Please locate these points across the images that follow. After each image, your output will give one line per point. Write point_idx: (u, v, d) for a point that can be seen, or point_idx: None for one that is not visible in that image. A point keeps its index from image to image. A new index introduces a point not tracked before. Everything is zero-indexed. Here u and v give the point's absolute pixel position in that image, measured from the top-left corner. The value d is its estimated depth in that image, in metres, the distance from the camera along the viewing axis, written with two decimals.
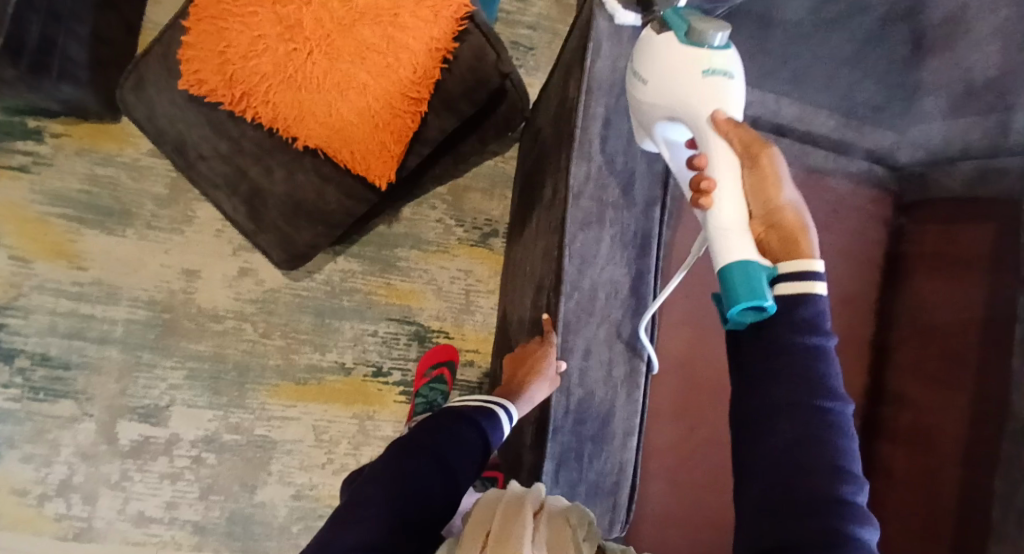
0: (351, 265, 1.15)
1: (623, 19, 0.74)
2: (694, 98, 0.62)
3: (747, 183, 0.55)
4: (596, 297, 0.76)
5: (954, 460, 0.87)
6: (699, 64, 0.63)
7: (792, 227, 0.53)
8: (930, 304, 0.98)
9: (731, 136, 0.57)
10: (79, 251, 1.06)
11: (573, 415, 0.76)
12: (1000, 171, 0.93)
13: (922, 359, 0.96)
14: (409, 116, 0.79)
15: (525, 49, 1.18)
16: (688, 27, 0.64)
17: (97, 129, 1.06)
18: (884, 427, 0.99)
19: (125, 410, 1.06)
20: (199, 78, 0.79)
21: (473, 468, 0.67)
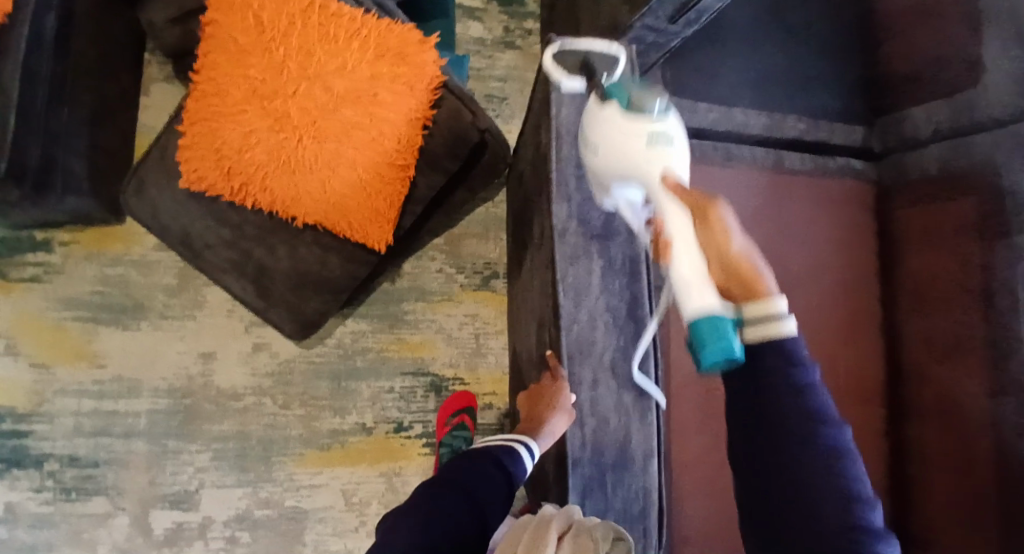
0: (360, 325, 1.18)
1: (569, 86, 0.77)
2: (642, 162, 0.63)
3: (703, 238, 0.57)
4: (596, 328, 0.77)
5: (983, 431, 0.94)
6: (643, 130, 0.64)
7: (750, 274, 0.57)
8: (930, 279, 1.06)
9: (682, 196, 0.59)
10: (97, 350, 1.08)
11: (590, 445, 0.77)
12: (967, 149, 1.03)
13: (929, 341, 1.05)
14: (399, 182, 0.83)
15: (499, 99, 1.26)
16: (627, 96, 0.66)
17: (102, 232, 1.09)
18: (908, 408, 1.07)
19: (156, 499, 1.07)
20: (198, 176, 0.83)
21: (499, 499, 0.69)
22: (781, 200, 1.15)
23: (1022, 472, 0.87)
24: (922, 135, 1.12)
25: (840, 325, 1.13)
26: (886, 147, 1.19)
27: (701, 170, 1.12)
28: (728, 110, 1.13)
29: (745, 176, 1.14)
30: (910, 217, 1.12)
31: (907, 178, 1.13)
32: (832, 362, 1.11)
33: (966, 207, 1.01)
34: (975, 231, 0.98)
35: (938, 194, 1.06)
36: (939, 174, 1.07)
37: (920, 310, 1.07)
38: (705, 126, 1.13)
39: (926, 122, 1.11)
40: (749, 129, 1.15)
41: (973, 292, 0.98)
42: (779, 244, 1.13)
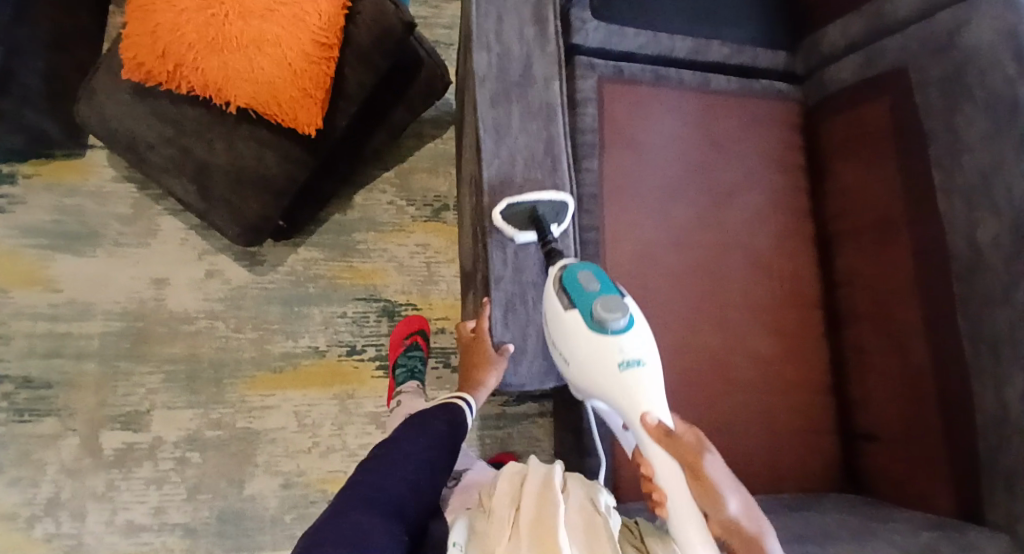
0: (313, 254, 1.20)
1: (524, 239, 0.80)
2: (625, 398, 0.74)
3: (697, 495, 0.66)
4: (515, 161, 0.82)
5: (914, 322, 0.92)
6: (614, 357, 0.74)
7: (750, 535, 0.63)
8: (853, 187, 1.07)
9: (669, 446, 0.69)
10: (52, 275, 1.12)
11: (511, 265, 0.81)
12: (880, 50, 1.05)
13: (860, 243, 1.04)
14: (324, 63, 0.90)
15: (445, 45, 1.34)
16: (592, 309, 0.74)
17: (62, 164, 1.15)
18: (847, 316, 1.05)
19: (106, 420, 1.08)
20: (137, 61, 0.90)
21: (446, 444, 0.82)
22: (713, 117, 1.14)
23: (962, 355, 0.85)
24: (839, 50, 1.14)
25: (778, 240, 1.11)
26: (808, 67, 1.21)
27: (631, 91, 1.10)
28: (656, 36, 1.13)
29: (673, 93, 1.13)
30: (835, 130, 1.12)
31: (827, 94, 1.15)
32: (775, 272, 1.09)
33: (882, 107, 1.02)
34: (892, 126, 1.00)
35: (858, 99, 1.08)
36: (858, 81, 1.09)
37: (851, 218, 1.07)
38: (633, 50, 1.12)
39: (841, 36, 1.13)
40: (674, 53, 1.14)
41: (898, 183, 0.97)
42: (712, 162, 1.11)
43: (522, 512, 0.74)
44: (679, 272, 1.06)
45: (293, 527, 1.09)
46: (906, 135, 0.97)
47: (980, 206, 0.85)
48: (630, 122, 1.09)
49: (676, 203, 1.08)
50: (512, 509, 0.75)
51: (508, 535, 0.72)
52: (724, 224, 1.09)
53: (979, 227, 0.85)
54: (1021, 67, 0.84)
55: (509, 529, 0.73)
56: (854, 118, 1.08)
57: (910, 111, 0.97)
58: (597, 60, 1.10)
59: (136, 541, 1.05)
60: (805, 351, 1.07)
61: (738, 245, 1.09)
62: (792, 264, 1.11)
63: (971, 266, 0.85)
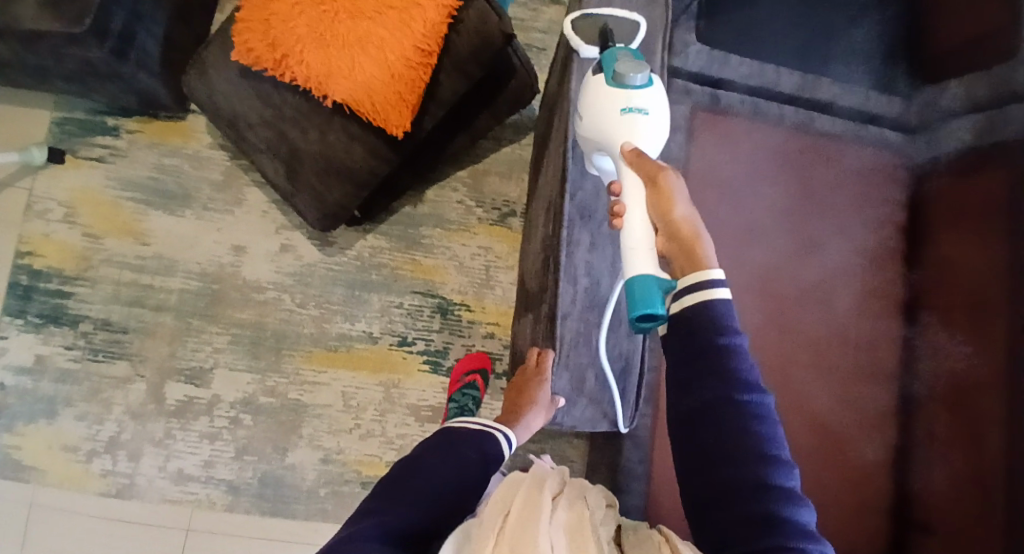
0: (379, 242, 1.24)
1: (587, 52, 0.82)
2: (613, 134, 0.73)
3: (651, 204, 0.67)
4: (597, 199, 0.85)
5: (994, 419, 0.85)
6: (620, 102, 0.73)
7: (687, 235, 0.65)
8: (955, 257, 0.99)
9: (638, 170, 0.69)
10: (144, 229, 1.19)
11: (578, 302, 0.84)
12: (1000, 115, 0.97)
13: (950, 317, 0.97)
14: (421, 69, 0.91)
15: (538, 50, 1.34)
16: (614, 70, 0.73)
17: (166, 125, 1.21)
18: (923, 392, 0.98)
19: (173, 372, 1.15)
20: (248, 47, 0.94)
21: (472, 478, 0.79)
22: (809, 160, 1.09)
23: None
24: (957, 106, 1.05)
25: (857, 296, 1.06)
26: (923, 121, 1.11)
27: (724, 122, 1.09)
28: (761, 67, 1.10)
29: (771, 130, 1.09)
30: (940, 194, 1.05)
31: (939, 152, 1.07)
32: (849, 330, 1.05)
33: (996, 181, 0.94)
34: (1004, 199, 0.92)
35: (971, 165, 1.00)
36: (977, 144, 1.00)
37: (946, 292, 0.99)
38: (736, 79, 1.10)
39: (962, 95, 1.04)
40: (779, 87, 1.10)
41: (1002, 264, 0.90)
42: (798, 204, 1.08)
43: (510, 520, 0.71)
44: (743, 315, 1.03)
45: (325, 501, 1.14)
46: (1017, 212, 0.89)
47: None
48: (719, 154, 1.07)
49: (753, 243, 1.06)
50: (501, 516, 0.72)
51: (495, 539, 0.69)
52: (799, 271, 1.06)
53: None
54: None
55: (496, 535, 0.69)
56: (967, 184, 1.00)
57: (1023, 189, 0.89)
58: (693, 84, 1.10)
59: (183, 489, 1.12)
60: (870, 418, 1.02)
61: (811, 295, 1.05)
62: (870, 322, 1.05)
63: None
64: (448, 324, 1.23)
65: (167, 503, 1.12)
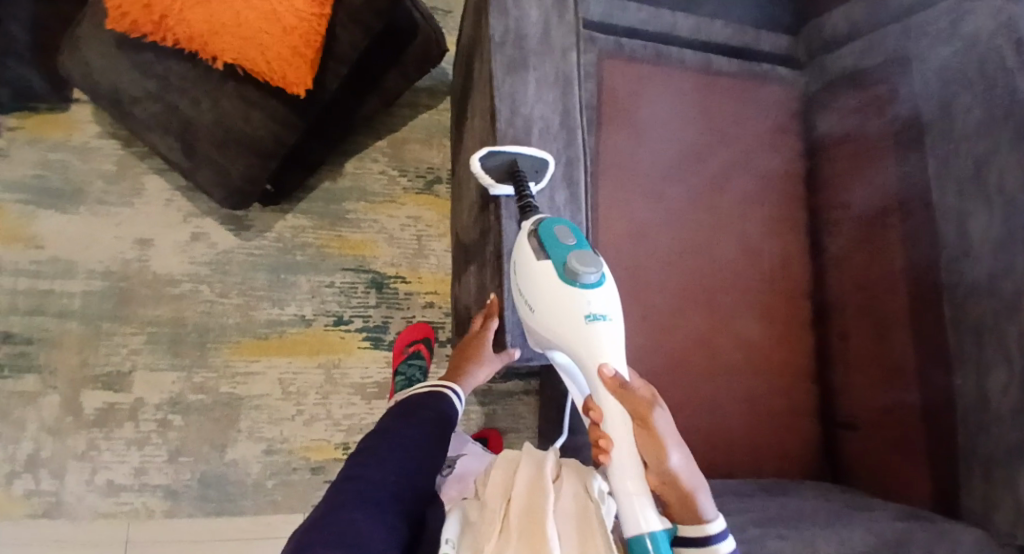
0: (301, 221, 1.19)
1: (499, 191, 0.79)
2: (581, 346, 0.74)
3: (641, 447, 0.69)
4: (530, 129, 0.80)
5: (904, 336, 0.91)
6: (581, 309, 0.73)
7: (684, 489, 0.68)
8: (851, 180, 1.05)
9: (623, 400, 0.70)
10: (36, 231, 1.10)
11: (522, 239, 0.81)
12: (881, 37, 1.03)
13: (852, 237, 1.03)
14: (314, 20, 0.87)
15: (443, 12, 1.31)
16: (565, 262, 0.73)
17: (48, 118, 1.12)
18: (835, 307, 1.05)
19: (87, 380, 1.08)
20: (120, 11, 0.86)
21: (434, 434, 0.80)
22: (713, 98, 1.11)
23: (947, 376, 0.85)
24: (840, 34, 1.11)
25: (770, 226, 1.10)
26: (811, 53, 1.17)
27: (632, 70, 1.07)
28: (657, 11, 1.11)
29: (677, 73, 1.10)
30: (833, 115, 1.10)
31: (828, 80, 1.12)
32: (767, 262, 1.08)
33: (882, 100, 1.00)
34: (892, 121, 0.98)
35: (857, 84, 1.06)
36: (857, 67, 1.06)
37: (845, 213, 1.05)
38: (636, 25, 1.09)
39: (844, 21, 1.10)
40: (676, 30, 1.11)
41: (897, 186, 0.95)
42: (709, 145, 1.09)
43: (513, 505, 0.70)
44: (667, 255, 1.04)
45: (274, 493, 1.10)
46: (908, 132, 0.95)
47: (970, 197, 0.84)
48: (629, 103, 1.06)
49: (669, 185, 1.07)
50: (503, 501, 0.71)
51: (500, 527, 0.69)
52: (719, 210, 1.08)
53: (970, 219, 0.84)
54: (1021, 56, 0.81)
55: (501, 522, 0.69)
56: (856, 106, 1.05)
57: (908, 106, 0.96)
58: (597, 34, 1.07)
59: (116, 501, 1.05)
60: (791, 340, 1.07)
61: (731, 233, 1.08)
62: (783, 250, 1.10)
63: (959, 255, 0.85)
64: (385, 298, 1.20)
65: (101, 518, 1.04)
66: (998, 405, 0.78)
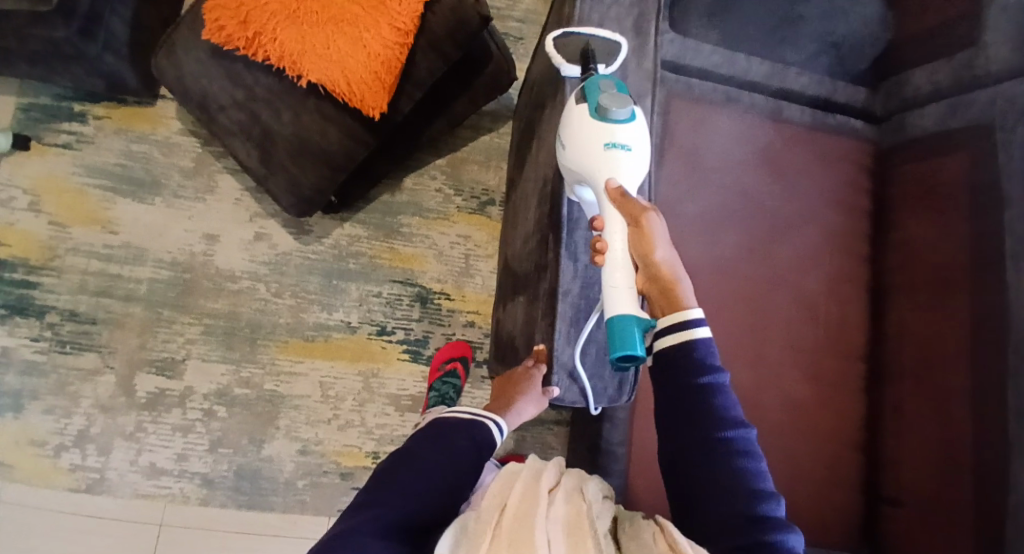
0: (357, 231, 1.22)
1: (567, 72, 0.79)
2: (594, 170, 0.71)
3: (632, 247, 0.69)
4: None
5: (964, 408, 0.88)
6: (603, 137, 0.71)
7: (668, 283, 0.69)
8: (919, 242, 1.02)
9: (622, 207, 0.69)
10: (112, 217, 1.16)
11: (580, 280, 0.79)
12: (968, 102, 0.98)
13: (916, 300, 1.00)
14: (398, 49, 0.90)
15: (515, 38, 1.34)
16: (599, 102, 0.71)
17: (135, 111, 1.19)
18: (892, 371, 1.02)
19: (143, 364, 1.12)
20: (219, 26, 0.91)
21: (468, 469, 0.77)
22: (782, 148, 1.10)
23: (1005, 453, 0.81)
24: (923, 95, 1.07)
25: (827, 278, 1.08)
26: (888, 110, 1.14)
27: (699, 109, 1.08)
28: (733, 55, 1.09)
29: (746, 117, 1.09)
30: (907, 180, 1.07)
31: (904, 139, 1.09)
32: (821, 313, 1.06)
33: (960, 165, 0.97)
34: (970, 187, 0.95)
35: (937, 149, 1.02)
36: (942, 129, 1.02)
37: (910, 277, 1.02)
38: (708, 67, 1.09)
39: (928, 81, 1.06)
40: (750, 75, 1.10)
41: (969, 254, 0.92)
42: (770, 188, 1.08)
43: (506, 512, 0.71)
44: (719, 294, 1.03)
45: (304, 493, 1.12)
46: (984, 200, 0.92)
47: None
48: (693, 140, 1.06)
49: (728, 230, 1.06)
50: (497, 509, 0.72)
51: (492, 532, 0.68)
52: (776, 255, 1.07)
53: None
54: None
55: (493, 529, 0.69)
56: (930, 168, 1.03)
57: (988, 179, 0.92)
58: (669, 73, 1.08)
59: (156, 484, 1.09)
60: (840, 398, 1.04)
61: (787, 278, 1.06)
62: (840, 304, 1.07)
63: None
64: (428, 313, 1.22)
65: (140, 498, 1.09)
66: None
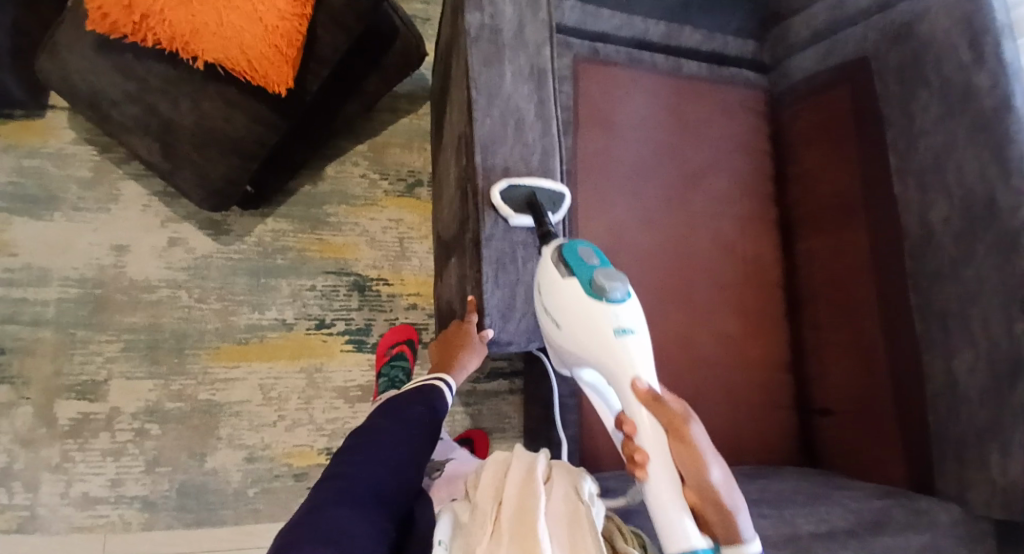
0: (281, 225, 1.18)
1: (518, 221, 0.79)
2: (613, 362, 0.72)
3: (680, 462, 0.67)
4: (506, 123, 0.80)
5: (875, 323, 0.93)
6: (609, 324, 0.72)
7: (723, 505, 0.66)
8: (813, 175, 1.07)
9: (656, 412, 0.69)
10: (8, 239, 1.08)
11: (502, 224, 0.79)
12: (841, 41, 1.05)
13: (818, 227, 1.05)
14: (296, 20, 0.87)
15: (423, 20, 1.33)
16: (592, 278, 0.72)
17: (22, 125, 1.11)
18: (805, 297, 1.06)
19: (61, 389, 1.05)
20: (99, 11, 0.86)
21: (425, 436, 0.77)
22: (682, 97, 1.13)
23: (915, 359, 0.86)
24: (801, 41, 1.12)
25: (742, 221, 1.11)
26: (774, 57, 1.19)
27: (605, 72, 1.09)
28: (629, 17, 1.12)
29: (648, 74, 1.12)
30: (795, 117, 1.13)
31: (792, 85, 1.14)
32: (740, 255, 1.10)
33: (843, 97, 1.03)
34: (853, 112, 1.01)
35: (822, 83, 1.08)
36: (822, 69, 1.08)
37: (809, 206, 1.08)
38: (608, 31, 1.10)
39: (806, 27, 1.11)
40: (647, 36, 1.13)
41: (858, 174, 0.98)
42: (681, 143, 1.11)
43: (505, 509, 0.68)
44: (647, 251, 1.05)
45: (255, 501, 1.07)
46: (868, 124, 0.98)
47: (933, 188, 0.86)
48: (603, 103, 1.08)
49: (648, 188, 1.08)
50: (494, 503, 0.70)
51: (490, 531, 0.67)
52: (693, 206, 1.09)
53: (932, 208, 0.86)
54: (975, 54, 0.84)
55: (492, 525, 0.67)
56: (818, 103, 1.08)
57: (873, 99, 0.97)
58: (573, 39, 1.09)
59: (91, 514, 1.02)
60: (767, 334, 1.07)
61: (705, 227, 1.09)
62: (756, 243, 1.11)
63: (921, 243, 0.87)
64: (367, 301, 1.19)
65: (75, 532, 1.01)
66: (967, 385, 0.80)
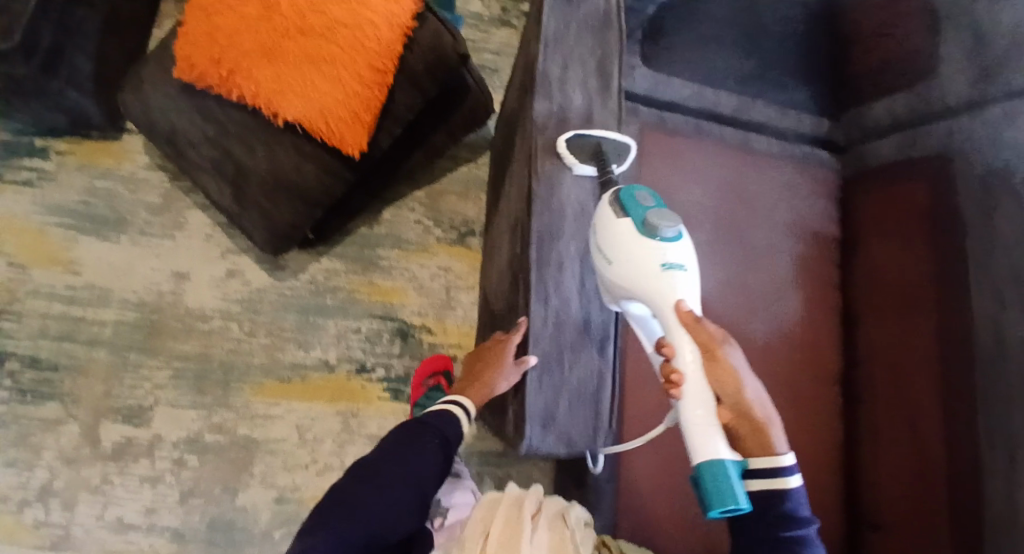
0: (334, 265, 1.19)
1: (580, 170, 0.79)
2: (657, 291, 0.68)
3: (717, 380, 0.66)
4: (565, 216, 0.79)
5: (937, 431, 0.87)
6: (657, 259, 0.69)
7: (758, 420, 0.67)
8: (882, 267, 1.03)
9: (695, 332, 0.67)
10: (74, 258, 1.11)
11: (551, 323, 0.77)
12: (925, 133, 1.00)
13: (885, 324, 1.00)
14: (377, 88, 0.87)
15: (491, 70, 1.33)
16: (645, 218, 0.70)
17: (98, 147, 1.14)
18: (864, 395, 1.02)
19: (109, 411, 1.07)
20: (190, 63, 0.89)
21: (434, 473, 0.73)
22: (748, 175, 1.10)
23: (979, 484, 0.80)
24: (881, 127, 1.09)
25: (801, 305, 1.08)
26: (849, 139, 1.16)
27: (670, 140, 1.08)
28: (701, 88, 1.11)
29: (714, 148, 1.10)
30: (871, 206, 1.08)
31: (867, 169, 1.11)
32: (796, 339, 1.06)
33: (921, 189, 0.98)
34: (929, 207, 0.96)
35: (899, 174, 1.04)
36: (898, 159, 1.04)
37: (876, 299, 1.03)
38: (676, 100, 1.10)
39: (886, 112, 1.08)
40: (720, 109, 1.11)
41: (931, 272, 0.93)
42: (744, 215, 1.08)
43: (491, 544, 0.76)
44: None
45: (281, 543, 1.07)
46: (942, 221, 0.93)
47: (1014, 304, 0.80)
48: (666, 170, 1.06)
49: (705, 258, 1.05)
50: (482, 539, 0.78)
51: None
52: (750, 282, 1.06)
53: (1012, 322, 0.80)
54: None
55: None
56: (893, 197, 1.04)
57: (948, 195, 0.93)
58: (643, 106, 1.09)
59: (123, 539, 1.03)
60: (817, 426, 1.03)
61: (762, 305, 1.05)
62: (813, 330, 1.07)
63: (995, 356, 0.81)
64: (409, 348, 1.18)
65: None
66: None
